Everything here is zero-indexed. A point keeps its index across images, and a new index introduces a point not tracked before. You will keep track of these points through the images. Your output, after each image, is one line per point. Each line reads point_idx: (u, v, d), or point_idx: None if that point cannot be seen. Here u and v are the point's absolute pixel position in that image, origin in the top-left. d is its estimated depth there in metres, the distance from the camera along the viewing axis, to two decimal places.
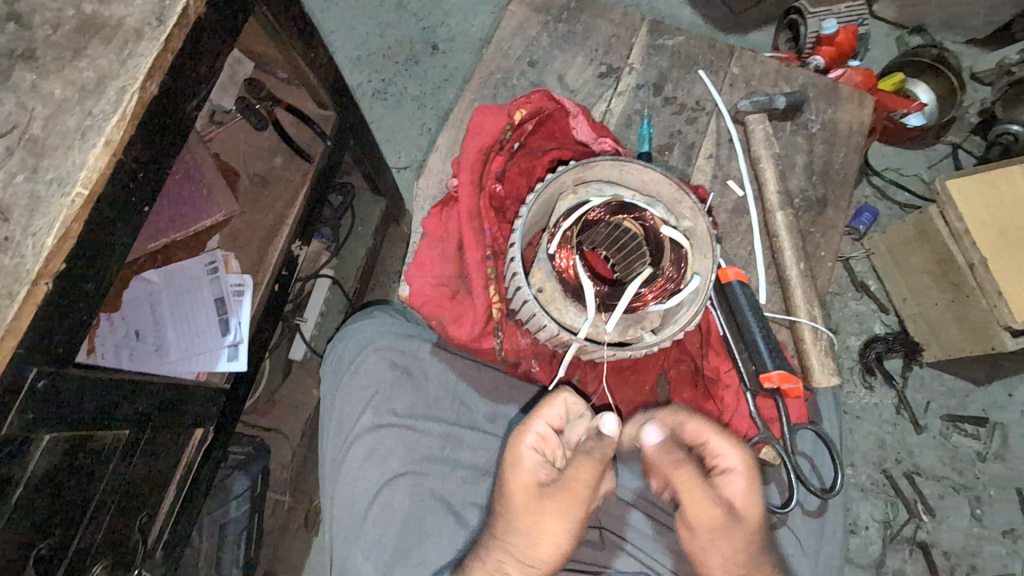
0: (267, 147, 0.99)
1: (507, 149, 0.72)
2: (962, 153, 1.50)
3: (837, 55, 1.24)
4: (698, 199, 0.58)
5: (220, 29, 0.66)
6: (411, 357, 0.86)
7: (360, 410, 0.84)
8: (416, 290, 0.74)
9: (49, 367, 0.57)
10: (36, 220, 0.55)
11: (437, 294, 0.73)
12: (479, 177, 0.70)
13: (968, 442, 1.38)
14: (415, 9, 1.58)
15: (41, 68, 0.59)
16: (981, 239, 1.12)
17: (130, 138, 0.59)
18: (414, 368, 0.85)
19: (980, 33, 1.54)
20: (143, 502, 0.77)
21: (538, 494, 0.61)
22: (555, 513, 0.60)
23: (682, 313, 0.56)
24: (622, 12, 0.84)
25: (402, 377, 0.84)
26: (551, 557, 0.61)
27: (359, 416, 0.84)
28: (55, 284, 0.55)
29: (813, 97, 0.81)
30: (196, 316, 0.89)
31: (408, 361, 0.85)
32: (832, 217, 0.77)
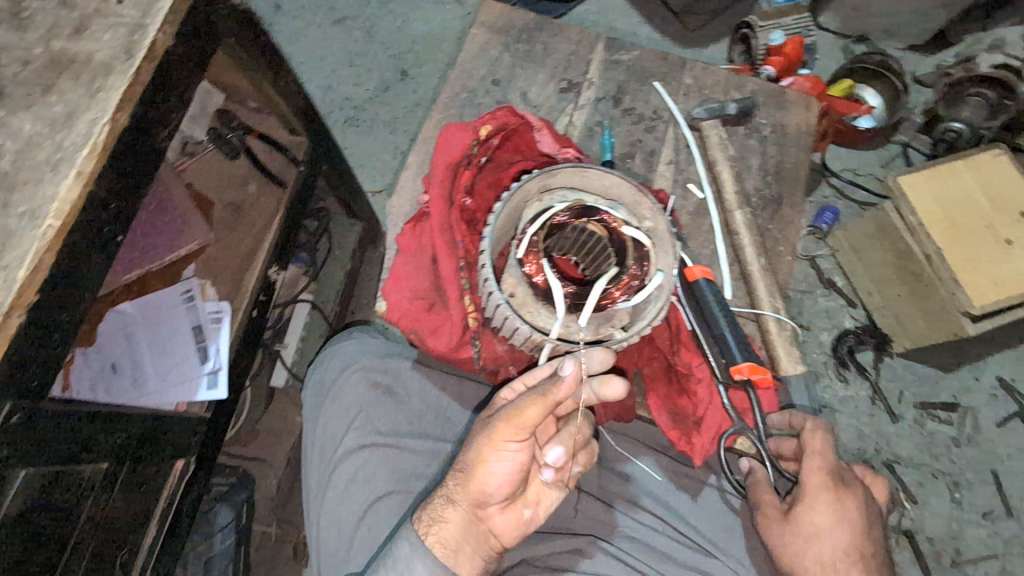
0: (240, 175, 1.01)
1: (474, 163, 0.74)
2: (912, 151, 1.58)
3: (786, 64, 1.32)
4: (656, 201, 0.61)
5: (189, 62, 0.68)
6: (392, 375, 0.87)
7: (343, 431, 0.84)
8: (393, 305, 0.75)
9: (24, 402, 0.56)
10: (7, 253, 0.55)
11: (414, 307, 0.74)
12: (449, 191, 0.72)
13: (942, 427, 1.43)
14: (382, 38, 1.62)
15: (10, 105, 0.60)
16: (934, 230, 1.17)
17: (101, 169, 0.60)
18: (396, 386, 0.86)
19: (918, 39, 1.64)
20: (124, 539, 0.76)
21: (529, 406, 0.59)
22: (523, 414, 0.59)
23: (649, 309, 0.59)
24: (579, 31, 0.88)
25: (384, 395, 0.85)
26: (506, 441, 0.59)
27: (342, 437, 0.84)
28: (28, 317, 0.55)
29: (762, 103, 0.86)
30: (174, 346, 0.88)
31: (389, 380, 0.86)
32: (789, 214, 0.81)
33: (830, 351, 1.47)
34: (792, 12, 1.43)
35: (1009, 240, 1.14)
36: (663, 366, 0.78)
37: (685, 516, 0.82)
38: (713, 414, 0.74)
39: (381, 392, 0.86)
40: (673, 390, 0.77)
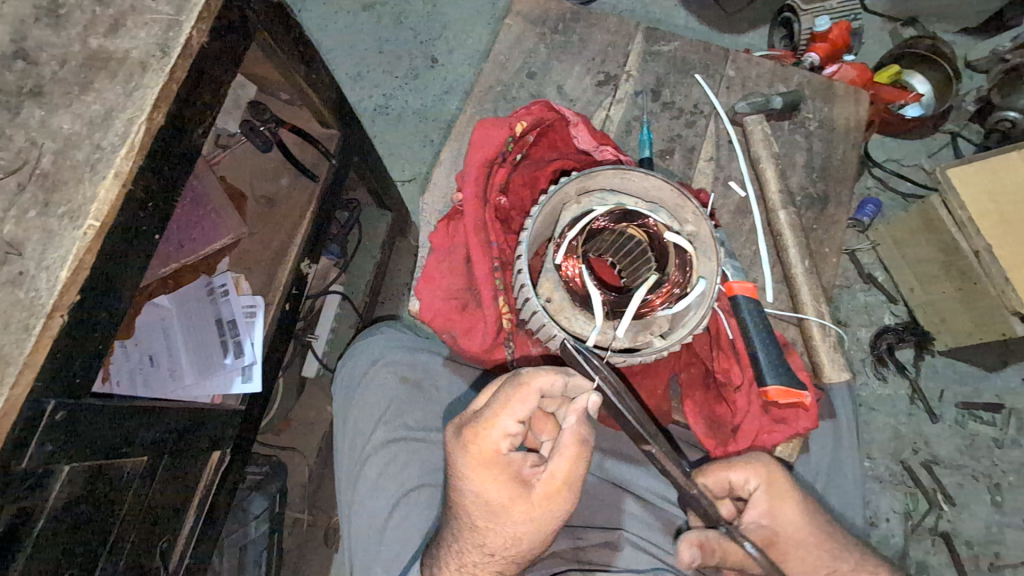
0: (272, 168, 1.01)
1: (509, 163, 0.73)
2: (962, 140, 1.50)
3: (830, 51, 1.27)
4: (699, 203, 0.58)
5: (224, 58, 0.67)
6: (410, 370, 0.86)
7: (371, 425, 0.85)
8: (425, 305, 0.74)
9: (67, 400, 0.57)
10: (50, 253, 0.56)
11: (446, 307, 0.73)
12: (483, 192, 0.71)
13: (984, 428, 1.38)
14: (411, 24, 1.60)
15: (49, 104, 0.60)
16: (985, 226, 1.13)
17: (138, 169, 0.60)
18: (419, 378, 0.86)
19: (973, 22, 1.55)
20: (163, 528, 0.77)
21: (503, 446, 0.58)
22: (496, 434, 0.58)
23: (690, 316, 0.57)
24: (618, 21, 0.85)
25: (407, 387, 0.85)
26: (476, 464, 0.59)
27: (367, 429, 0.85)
28: (70, 317, 0.56)
29: (809, 96, 0.82)
30: (210, 340, 0.90)
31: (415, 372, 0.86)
32: (834, 213, 0.78)
33: (869, 349, 1.42)
34: None
35: None
36: (702, 371, 0.76)
37: None
38: (751, 423, 0.71)
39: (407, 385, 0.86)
40: (710, 397, 0.75)
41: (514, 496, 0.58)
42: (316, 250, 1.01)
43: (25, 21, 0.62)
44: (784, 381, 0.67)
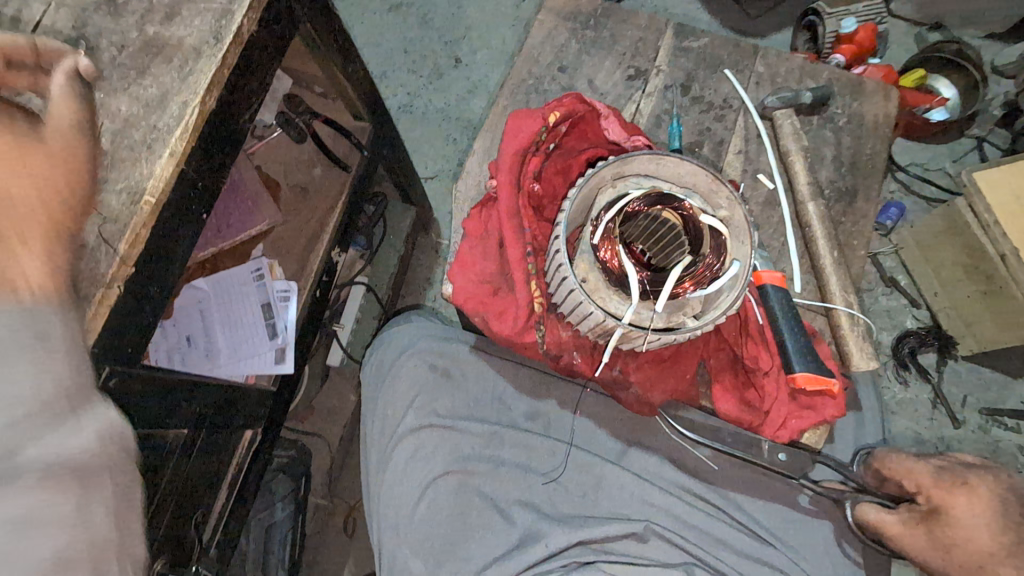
0: (305, 159, 1.03)
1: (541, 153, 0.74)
2: (988, 145, 1.49)
3: (857, 52, 1.29)
4: (733, 189, 0.60)
5: (271, 47, 0.70)
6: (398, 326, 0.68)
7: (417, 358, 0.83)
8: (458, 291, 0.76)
9: (119, 367, 0.60)
10: (108, 227, 0.59)
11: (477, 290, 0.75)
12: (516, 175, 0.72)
13: (1009, 435, 1.36)
14: (438, 25, 1.63)
15: (108, 87, 0.63)
16: (1014, 230, 1.10)
17: (191, 150, 0.62)
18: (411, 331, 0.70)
19: (1000, 27, 1.54)
20: (198, 503, 0.79)
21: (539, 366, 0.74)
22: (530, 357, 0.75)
23: (723, 298, 0.58)
24: (648, 17, 0.86)
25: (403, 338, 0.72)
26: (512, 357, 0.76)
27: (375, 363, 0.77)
28: (125, 288, 0.58)
29: (838, 92, 0.82)
30: (245, 323, 0.92)
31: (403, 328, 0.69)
32: (863, 207, 0.78)
33: (891, 353, 1.41)
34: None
35: None
36: (730, 359, 0.76)
37: (749, 509, 0.81)
38: (782, 411, 0.72)
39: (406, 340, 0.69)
40: (739, 382, 0.75)
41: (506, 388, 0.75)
42: (346, 239, 1.05)
43: (87, 9, 0.66)
44: (812, 368, 0.68)
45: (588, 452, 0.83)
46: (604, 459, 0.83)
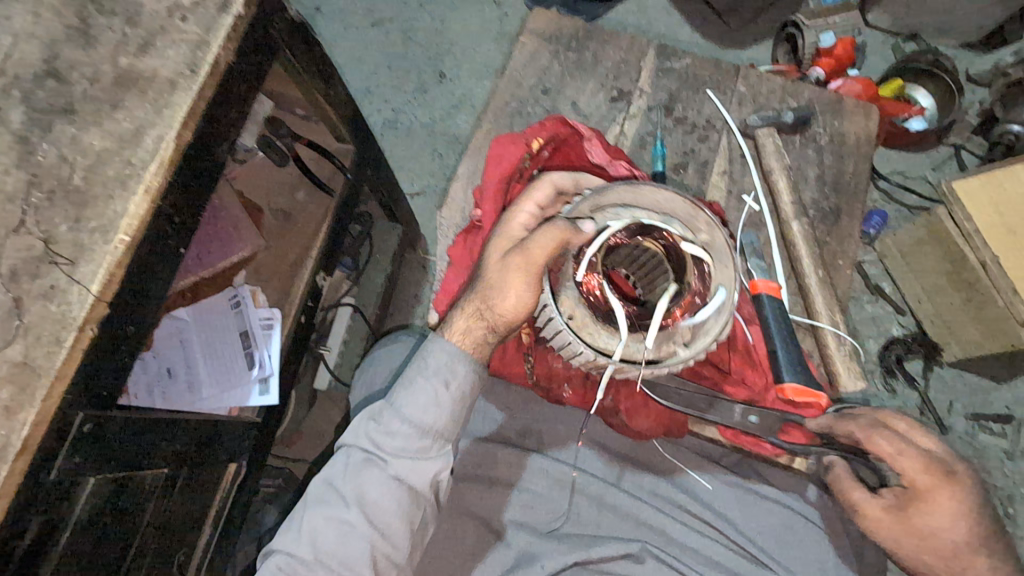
0: (288, 182, 1.03)
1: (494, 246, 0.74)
2: (965, 153, 1.51)
3: (835, 66, 1.30)
4: (712, 213, 0.60)
5: (248, 76, 0.69)
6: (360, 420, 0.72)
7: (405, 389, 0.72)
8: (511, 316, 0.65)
9: (94, 413, 0.58)
10: (81, 267, 0.57)
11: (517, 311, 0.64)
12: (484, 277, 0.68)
13: (994, 440, 1.37)
14: (420, 40, 1.62)
15: (79, 121, 0.62)
16: (992, 237, 1.13)
17: (166, 184, 0.61)
18: (381, 428, 0.70)
19: (973, 37, 1.57)
20: (180, 540, 0.78)
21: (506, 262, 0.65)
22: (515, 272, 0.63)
23: (711, 325, 0.58)
24: (630, 38, 0.87)
25: (368, 427, 0.71)
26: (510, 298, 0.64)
27: (338, 457, 0.72)
28: (100, 329, 0.57)
29: (819, 111, 0.83)
30: (226, 353, 0.90)
31: (365, 425, 0.71)
32: (847, 226, 0.79)
33: (877, 361, 1.42)
34: (841, 11, 1.39)
35: None
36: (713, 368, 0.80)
37: (743, 529, 0.80)
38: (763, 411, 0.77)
39: (369, 433, 0.70)
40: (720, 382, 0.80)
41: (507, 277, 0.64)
42: (331, 262, 1.03)
43: (57, 40, 0.64)
44: (802, 380, 0.66)
45: (583, 469, 0.82)
46: (602, 478, 0.82)
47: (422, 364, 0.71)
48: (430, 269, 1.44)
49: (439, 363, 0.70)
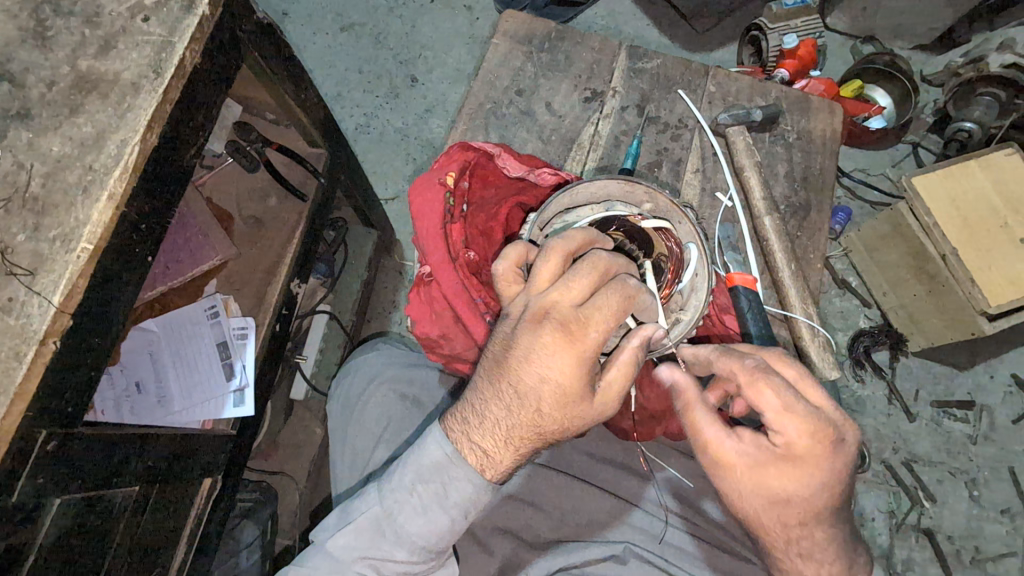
0: (260, 188, 1.00)
1: (501, 326, 0.56)
2: (923, 150, 1.58)
3: (800, 66, 1.34)
4: (646, 182, 0.60)
5: (215, 78, 0.67)
6: (358, 535, 0.62)
7: (412, 480, 0.60)
8: (580, 423, 0.54)
9: (58, 430, 0.55)
10: (42, 278, 0.55)
11: (575, 416, 0.54)
12: (541, 405, 0.53)
13: (958, 425, 1.43)
14: (391, 45, 1.61)
15: (36, 127, 0.59)
16: (950, 230, 1.18)
17: (132, 190, 0.59)
18: (380, 554, 0.61)
19: (926, 39, 1.64)
20: (154, 561, 0.75)
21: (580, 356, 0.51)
22: (584, 376, 0.52)
23: (699, 281, 0.59)
24: (602, 39, 0.87)
25: (371, 536, 0.62)
26: (589, 410, 0.54)
27: (307, 558, 0.64)
28: (63, 343, 0.54)
29: (787, 109, 0.85)
30: (199, 364, 0.88)
31: (367, 544, 0.62)
32: (817, 220, 0.81)
33: (847, 352, 1.47)
34: (801, 14, 1.42)
35: None
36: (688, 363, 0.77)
37: (727, 522, 0.80)
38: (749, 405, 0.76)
39: (365, 557, 0.62)
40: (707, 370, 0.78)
41: (573, 370, 0.52)
42: (306, 269, 1.01)
43: (12, 43, 0.62)
44: None
45: (558, 471, 0.82)
46: (575, 478, 0.82)
47: (441, 490, 0.59)
48: (407, 274, 1.43)
49: (462, 493, 0.58)
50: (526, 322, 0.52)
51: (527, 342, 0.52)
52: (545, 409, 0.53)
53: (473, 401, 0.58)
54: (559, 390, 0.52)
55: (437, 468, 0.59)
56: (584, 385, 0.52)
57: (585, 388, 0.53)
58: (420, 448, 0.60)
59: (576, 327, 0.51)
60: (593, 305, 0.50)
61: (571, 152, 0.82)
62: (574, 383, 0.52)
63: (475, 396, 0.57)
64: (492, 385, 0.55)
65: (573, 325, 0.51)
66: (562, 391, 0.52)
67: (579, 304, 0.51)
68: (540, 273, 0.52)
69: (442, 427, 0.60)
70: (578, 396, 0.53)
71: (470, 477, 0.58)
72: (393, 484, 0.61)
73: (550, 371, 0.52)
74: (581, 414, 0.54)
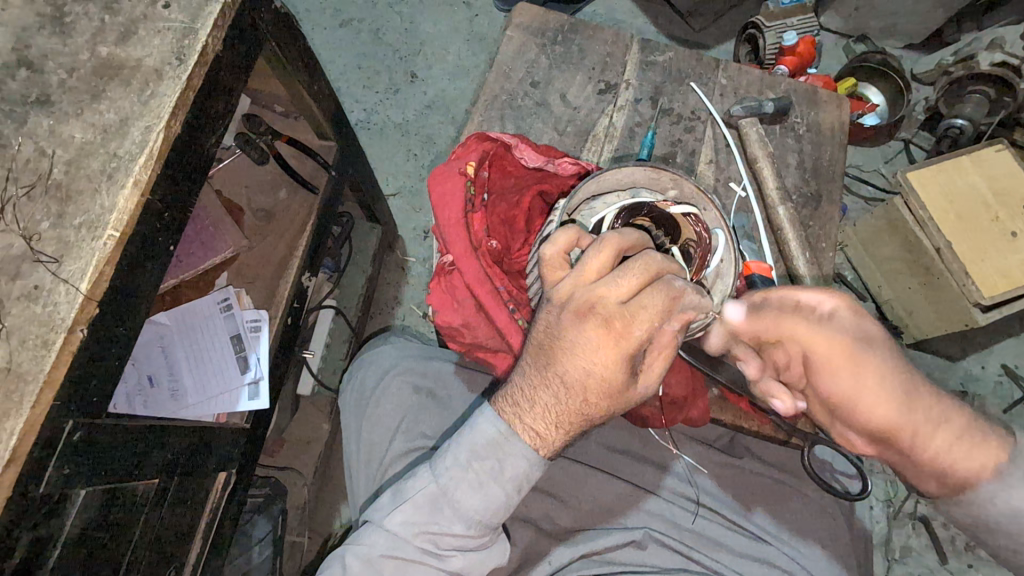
0: (269, 181, 0.99)
1: (543, 313, 0.55)
2: (914, 147, 1.63)
3: (799, 63, 1.37)
4: (673, 169, 0.61)
5: (235, 66, 0.67)
6: (414, 511, 0.62)
7: (466, 458, 0.60)
8: (623, 406, 0.56)
9: (85, 418, 0.55)
10: (68, 265, 0.54)
11: (621, 401, 0.55)
12: (586, 394, 0.54)
13: None
14: (391, 40, 1.61)
15: (58, 113, 0.58)
16: (944, 223, 1.21)
17: (157, 177, 0.58)
18: (439, 528, 0.62)
19: (916, 39, 1.68)
20: (171, 556, 0.74)
21: (624, 348, 0.52)
22: (627, 365, 0.53)
23: (725, 266, 0.60)
24: (613, 32, 0.89)
25: (421, 513, 0.62)
26: (631, 396, 0.55)
27: (361, 536, 0.65)
28: (90, 331, 0.54)
29: (796, 102, 0.87)
30: (212, 358, 0.87)
31: (424, 520, 0.62)
32: (827, 210, 0.82)
33: None
34: (798, 12, 1.42)
35: (1015, 231, 1.19)
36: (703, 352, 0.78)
37: (742, 506, 0.80)
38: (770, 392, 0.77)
39: (423, 532, 0.62)
40: None
41: (617, 360, 0.52)
42: (315, 262, 1.00)
43: (29, 29, 0.61)
44: None
45: (573, 459, 0.83)
46: (590, 466, 0.82)
47: (497, 466, 0.59)
48: (410, 270, 1.43)
49: (517, 468, 0.59)
50: (569, 315, 0.52)
51: (573, 333, 0.53)
52: (591, 398, 0.54)
53: (521, 385, 0.58)
54: (603, 381, 0.53)
55: (492, 446, 0.59)
56: (627, 374, 0.53)
57: (628, 377, 0.54)
58: (472, 426, 0.61)
59: (620, 324, 0.51)
60: (638, 303, 0.50)
61: (586, 143, 0.83)
62: (617, 375, 0.53)
63: (522, 379, 0.58)
64: (539, 371, 0.56)
65: (617, 318, 0.51)
66: (608, 381, 0.53)
67: (624, 301, 0.51)
68: (588, 264, 0.51)
69: (493, 407, 0.61)
70: (620, 383, 0.54)
71: (524, 453, 0.59)
72: (447, 461, 0.61)
73: (593, 364, 0.53)
74: (625, 399, 0.55)
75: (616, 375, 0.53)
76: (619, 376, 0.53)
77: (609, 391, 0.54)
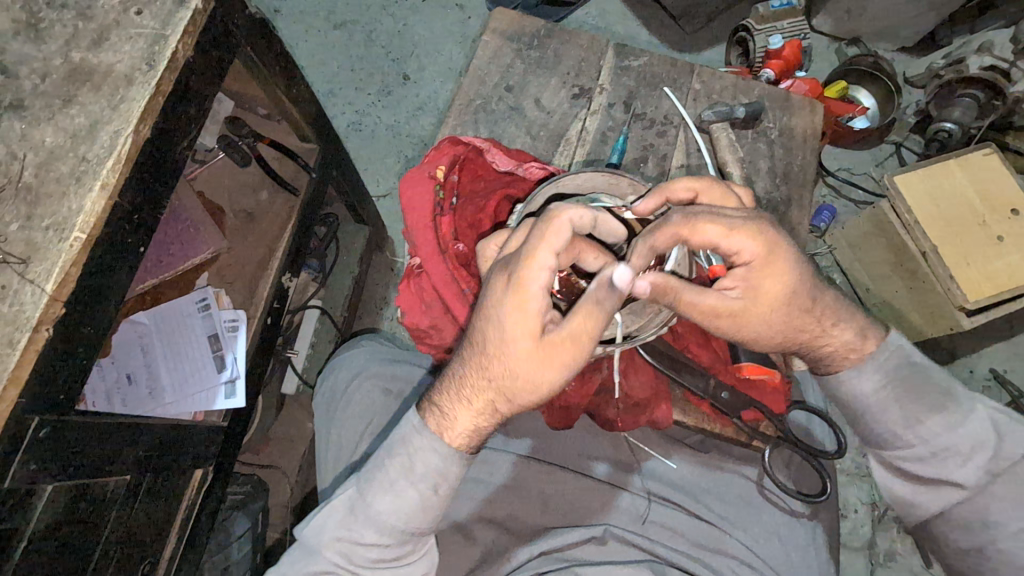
0: (251, 182, 1.01)
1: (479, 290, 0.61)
2: (905, 151, 1.62)
3: (785, 67, 1.33)
4: (632, 176, 0.65)
5: (206, 71, 0.68)
6: (333, 515, 0.65)
7: (383, 460, 0.63)
8: (536, 370, 0.54)
9: (50, 416, 0.56)
10: (35, 266, 0.55)
11: (530, 361, 0.54)
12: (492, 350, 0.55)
13: None
14: (383, 43, 1.62)
15: (30, 117, 0.60)
16: (930, 228, 1.20)
17: (125, 180, 0.60)
18: (353, 534, 0.64)
19: (910, 42, 1.67)
20: (144, 551, 0.75)
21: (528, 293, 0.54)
22: (532, 315, 0.54)
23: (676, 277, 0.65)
24: (589, 38, 0.89)
25: (340, 515, 0.65)
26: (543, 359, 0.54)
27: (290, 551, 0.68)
28: (56, 330, 0.55)
29: (769, 107, 0.87)
30: (192, 356, 0.89)
31: (340, 524, 0.65)
32: (798, 216, 0.83)
33: None
34: (787, 16, 1.43)
35: (1001, 236, 1.19)
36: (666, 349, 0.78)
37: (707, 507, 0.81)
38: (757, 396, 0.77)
39: (338, 538, 0.64)
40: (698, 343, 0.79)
41: (519, 308, 0.54)
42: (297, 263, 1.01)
43: (5, 35, 0.62)
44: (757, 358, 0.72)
45: (542, 460, 0.84)
46: (561, 466, 0.83)
47: (407, 465, 0.62)
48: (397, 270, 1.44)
49: (428, 468, 0.61)
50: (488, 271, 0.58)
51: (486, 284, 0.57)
52: (499, 350, 0.55)
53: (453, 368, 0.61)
54: (506, 331, 0.54)
55: (407, 447, 0.62)
56: (531, 323, 0.53)
57: (534, 333, 0.54)
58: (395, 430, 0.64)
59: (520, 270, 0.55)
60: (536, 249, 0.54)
61: (558, 148, 0.84)
62: (520, 325, 0.54)
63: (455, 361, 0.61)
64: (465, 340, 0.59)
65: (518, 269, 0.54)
66: (511, 332, 0.54)
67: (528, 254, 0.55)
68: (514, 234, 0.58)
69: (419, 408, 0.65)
70: (524, 335, 0.54)
71: (436, 451, 0.61)
72: (368, 465, 0.64)
73: (498, 309, 0.55)
74: (536, 361, 0.54)
75: (517, 324, 0.54)
76: (523, 328, 0.53)
77: (515, 345, 0.54)
